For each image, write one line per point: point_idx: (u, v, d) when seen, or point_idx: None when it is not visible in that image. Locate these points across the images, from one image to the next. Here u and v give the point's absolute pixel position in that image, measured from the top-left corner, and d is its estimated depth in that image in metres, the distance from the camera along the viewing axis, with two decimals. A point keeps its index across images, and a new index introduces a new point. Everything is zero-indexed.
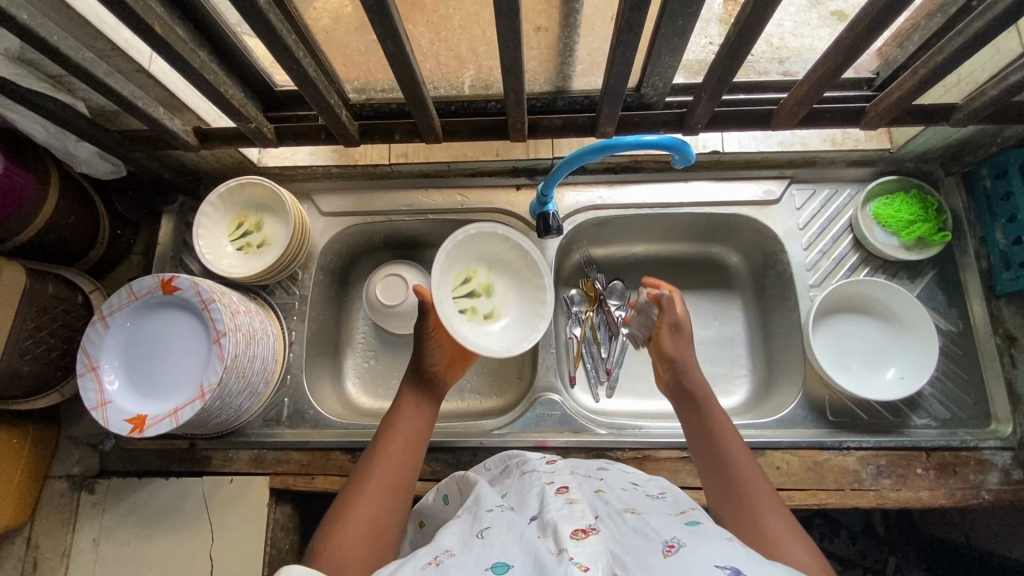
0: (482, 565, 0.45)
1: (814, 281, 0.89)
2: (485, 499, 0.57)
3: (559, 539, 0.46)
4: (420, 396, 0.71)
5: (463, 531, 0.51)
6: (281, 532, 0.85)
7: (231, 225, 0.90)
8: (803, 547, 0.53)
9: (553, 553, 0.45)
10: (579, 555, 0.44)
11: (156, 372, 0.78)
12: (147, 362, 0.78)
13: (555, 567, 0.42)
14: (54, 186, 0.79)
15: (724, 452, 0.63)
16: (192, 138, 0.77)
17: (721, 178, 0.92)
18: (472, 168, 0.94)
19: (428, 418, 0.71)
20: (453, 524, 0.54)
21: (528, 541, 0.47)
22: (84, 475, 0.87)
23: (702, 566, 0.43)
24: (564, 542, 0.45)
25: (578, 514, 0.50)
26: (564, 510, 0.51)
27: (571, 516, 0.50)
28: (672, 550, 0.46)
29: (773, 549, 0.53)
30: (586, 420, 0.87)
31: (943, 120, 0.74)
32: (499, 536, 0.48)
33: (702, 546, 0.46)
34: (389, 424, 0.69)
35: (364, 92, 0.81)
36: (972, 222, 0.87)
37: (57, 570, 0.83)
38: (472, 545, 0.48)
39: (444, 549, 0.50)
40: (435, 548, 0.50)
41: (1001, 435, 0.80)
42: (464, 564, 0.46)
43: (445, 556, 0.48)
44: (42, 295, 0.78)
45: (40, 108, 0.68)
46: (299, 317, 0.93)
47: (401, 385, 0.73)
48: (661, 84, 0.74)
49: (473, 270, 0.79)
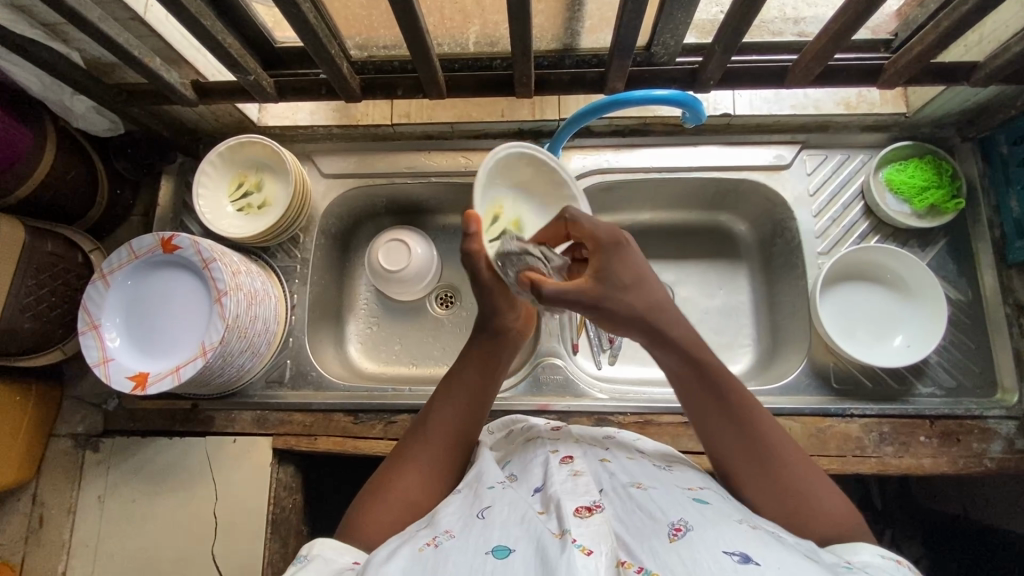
0: (481, 548, 0.45)
1: (823, 249, 0.87)
2: (488, 476, 0.56)
3: (562, 519, 0.46)
4: (484, 355, 0.68)
5: (465, 509, 0.51)
6: (284, 492, 0.85)
7: (231, 185, 0.89)
8: (832, 494, 0.53)
9: (556, 536, 0.45)
10: (582, 537, 0.44)
11: (167, 332, 0.77)
12: (162, 321, 0.77)
13: (559, 553, 0.42)
14: (51, 141, 0.77)
15: (724, 400, 0.57)
16: (190, 92, 0.75)
17: (731, 143, 0.89)
18: (475, 130, 0.92)
19: (495, 376, 0.67)
20: (455, 499, 0.54)
21: (531, 525, 0.46)
22: (88, 434, 0.87)
23: (710, 552, 0.42)
24: (567, 523, 0.46)
25: (583, 490, 0.50)
26: (569, 484, 0.51)
27: (575, 492, 0.50)
28: (678, 534, 0.44)
29: (810, 504, 0.52)
30: (588, 386, 0.87)
31: (963, 80, 0.72)
32: (501, 516, 0.48)
33: (709, 529, 0.45)
34: (447, 381, 0.67)
35: (365, 49, 0.78)
36: (986, 189, 0.85)
37: (63, 525, 0.84)
38: (472, 524, 0.48)
39: (444, 530, 0.49)
40: (436, 528, 0.50)
41: (1006, 405, 0.80)
42: (464, 547, 0.45)
43: (444, 537, 0.48)
44: (41, 253, 0.77)
45: (34, 56, 0.66)
46: (301, 280, 0.92)
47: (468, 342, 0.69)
48: (672, 43, 0.71)
49: (502, 204, 0.68)
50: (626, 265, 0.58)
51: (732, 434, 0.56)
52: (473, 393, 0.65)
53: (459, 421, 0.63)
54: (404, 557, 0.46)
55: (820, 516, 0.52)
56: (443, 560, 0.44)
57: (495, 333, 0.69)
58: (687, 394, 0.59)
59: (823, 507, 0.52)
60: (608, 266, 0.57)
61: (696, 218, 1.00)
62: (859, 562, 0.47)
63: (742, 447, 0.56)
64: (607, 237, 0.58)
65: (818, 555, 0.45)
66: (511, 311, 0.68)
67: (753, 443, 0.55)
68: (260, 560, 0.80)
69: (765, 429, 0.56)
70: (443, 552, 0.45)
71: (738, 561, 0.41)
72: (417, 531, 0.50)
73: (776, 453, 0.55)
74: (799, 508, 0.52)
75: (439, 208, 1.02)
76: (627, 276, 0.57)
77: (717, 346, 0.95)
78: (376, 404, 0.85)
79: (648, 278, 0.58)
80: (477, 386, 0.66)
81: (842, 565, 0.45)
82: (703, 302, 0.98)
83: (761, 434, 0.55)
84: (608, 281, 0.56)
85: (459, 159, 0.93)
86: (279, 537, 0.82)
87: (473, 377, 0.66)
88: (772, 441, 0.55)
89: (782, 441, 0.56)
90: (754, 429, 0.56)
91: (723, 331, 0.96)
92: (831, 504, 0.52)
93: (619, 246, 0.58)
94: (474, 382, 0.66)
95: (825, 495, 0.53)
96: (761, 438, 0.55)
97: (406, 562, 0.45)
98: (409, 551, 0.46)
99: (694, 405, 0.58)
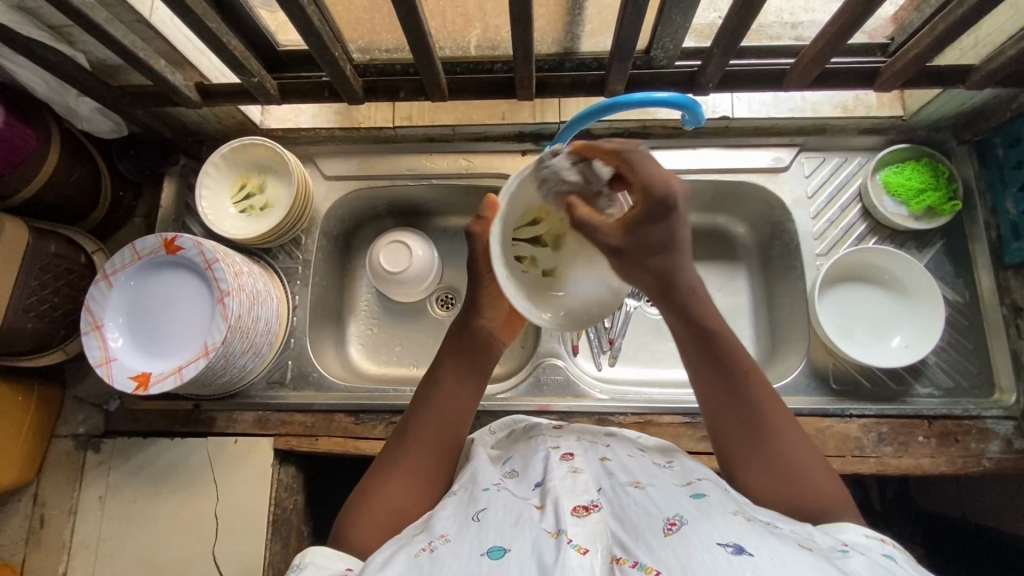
0: (477, 550, 0.45)
1: (821, 250, 0.88)
2: (483, 476, 0.57)
3: (559, 517, 0.47)
4: (463, 354, 0.68)
5: (460, 512, 0.52)
6: (285, 492, 0.85)
7: (234, 187, 0.90)
8: (825, 475, 0.55)
9: (552, 534, 0.45)
10: (578, 536, 0.44)
11: (165, 333, 0.78)
12: (160, 323, 0.78)
13: (556, 554, 0.43)
14: (55, 143, 0.78)
15: (727, 367, 0.58)
16: (194, 94, 0.75)
17: (730, 145, 0.90)
18: (476, 133, 0.93)
19: (476, 375, 0.68)
20: (450, 503, 0.54)
21: (526, 526, 0.47)
22: (89, 434, 0.87)
23: (705, 545, 0.42)
24: (563, 522, 0.46)
25: (581, 488, 0.51)
26: (568, 481, 0.52)
27: (574, 489, 0.50)
28: (672, 528, 0.45)
29: (804, 480, 0.54)
30: (588, 386, 0.87)
31: (959, 83, 0.73)
32: (495, 519, 0.49)
33: (704, 522, 0.45)
34: (429, 381, 0.67)
35: (368, 52, 0.79)
36: (982, 191, 0.86)
37: (64, 526, 0.84)
38: (468, 528, 0.48)
39: (439, 534, 0.49)
40: (432, 532, 0.50)
41: (1003, 405, 0.80)
42: (459, 551, 0.46)
43: (439, 542, 0.48)
44: (45, 253, 0.78)
45: (40, 58, 0.66)
46: (302, 281, 0.92)
47: (444, 343, 0.70)
48: (672, 46, 0.72)
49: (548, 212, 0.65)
50: (659, 225, 0.57)
51: (732, 402, 0.57)
52: (455, 392, 0.66)
53: (439, 426, 0.64)
54: (400, 563, 0.46)
55: (812, 492, 0.54)
56: (438, 565, 0.45)
57: (469, 336, 0.69)
58: (696, 369, 0.59)
59: (821, 488, 0.54)
60: (649, 224, 0.57)
61: (695, 220, 1.00)
62: (849, 542, 0.48)
63: (739, 417, 0.57)
64: (658, 188, 0.56)
65: (814, 542, 0.46)
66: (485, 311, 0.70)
67: (750, 414, 0.57)
68: (261, 561, 0.81)
69: (764, 401, 0.57)
70: (438, 557, 0.45)
71: (732, 553, 0.41)
72: (414, 537, 0.50)
73: (771, 426, 0.56)
74: (791, 485, 0.54)
75: (440, 210, 1.02)
76: (660, 237, 0.57)
77: None
78: (378, 404, 0.85)
79: (679, 245, 0.58)
80: (455, 389, 0.66)
81: (838, 547, 0.46)
82: None
83: (759, 405, 0.57)
84: (634, 239, 0.57)
85: (460, 161, 0.94)
86: (280, 538, 0.83)
87: (450, 381, 0.66)
88: (769, 412, 0.57)
89: (780, 415, 0.57)
90: (752, 399, 0.57)
91: None
92: (827, 486, 0.54)
93: (669, 209, 0.56)
94: (450, 386, 0.66)
95: (817, 472, 0.55)
96: (758, 408, 0.57)
97: (402, 567, 0.45)
98: (405, 556, 0.47)
99: (698, 371, 0.59)
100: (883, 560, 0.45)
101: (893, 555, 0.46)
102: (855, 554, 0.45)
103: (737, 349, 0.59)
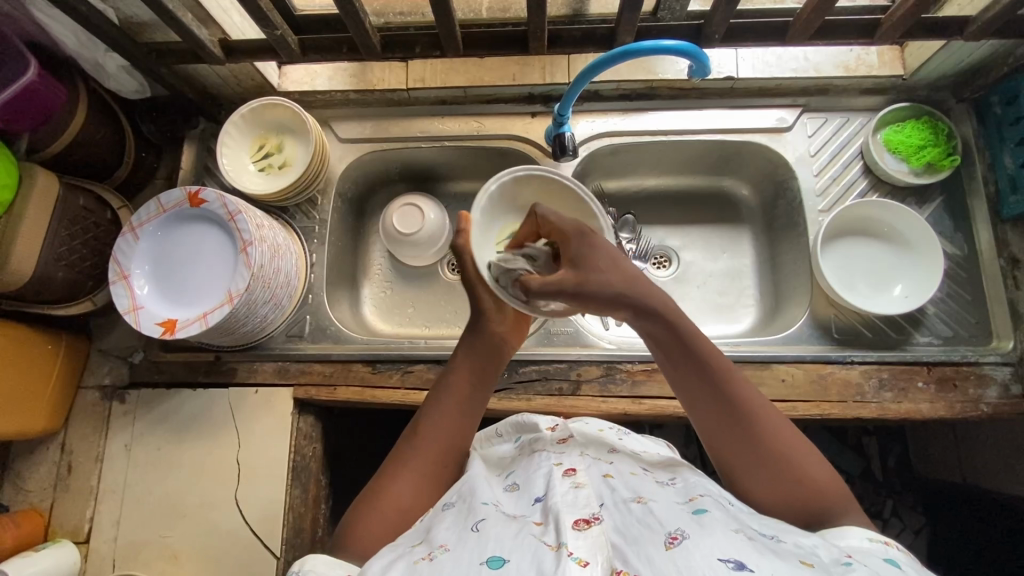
0: (477, 560, 0.46)
1: (824, 206, 0.90)
2: (482, 491, 0.58)
3: (560, 532, 0.48)
4: (471, 359, 0.70)
5: (459, 523, 0.53)
6: (304, 440, 0.88)
7: (253, 147, 0.92)
8: (815, 463, 0.57)
9: (552, 548, 0.46)
10: (578, 550, 0.45)
11: (179, 307, 0.79)
12: (178, 299, 0.79)
13: (557, 565, 0.43)
14: (82, 101, 0.81)
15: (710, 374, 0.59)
16: (218, 50, 0.78)
17: (734, 106, 0.93)
18: (486, 95, 0.95)
19: (480, 382, 0.69)
20: (448, 515, 0.56)
21: (526, 539, 0.48)
22: (115, 385, 0.90)
23: (705, 559, 0.42)
24: (563, 536, 0.47)
25: (582, 503, 0.52)
26: (569, 496, 0.53)
27: (574, 504, 0.52)
28: (674, 542, 0.45)
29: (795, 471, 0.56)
30: (595, 336, 0.90)
31: (956, 35, 0.75)
32: (494, 530, 0.50)
33: (705, 538, 0.45)
34: (443, 377, 0.69)
35: (383, 15, 0.84)
36: (981, 148, 0.88)
37: (91, 473, 0.87)
38: (467, 537, 0.50)
39: (439, 544, 0.50)
40: (432, 543, 0.51)
41: (1002, 351, 0.83)
42: (458, 560, 0.46)
43: (439, 551, 0.49)
44: (73, 206, 0.81)
45: (75, 11, 0.69)
46: (319, 240, 0.95)
47: (456, 346, 0.73)
48: (678, 7, 0.75)
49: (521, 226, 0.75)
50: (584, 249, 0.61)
51: (720, 415, 0.58)
52: (462, 396, 0.67)
53: (449, 423, 0.66)
54: (399, 568, 0.47)
55: (806, 484, 0.55)
56: (438, 572, 0.46)
57: (480, 338, 0.71)
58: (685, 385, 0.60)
59: (811, 476, 0.56)
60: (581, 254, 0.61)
61: (700, 183, 1.04)
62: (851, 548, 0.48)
63: (729, 424, 0.58)
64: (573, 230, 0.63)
65: (816, 556, 0.45)
66: (496, 312, 0.73)
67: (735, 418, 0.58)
68: (281, 504, 0.83)
69: (748, 402, 0.58)
70: (438, 565, 0.46)
71: (732, 568, 0.41)
72: (414, 548, 0.51)
73: (756, 432, 0.57)
74: (795, 487, 0.55)
75: (451, 175, 1.05)
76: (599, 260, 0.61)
77: (719, 305, 0.99)
78: (393, 354, 0.88)
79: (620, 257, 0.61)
80: (469, 388, 0.68)
81: (841, 560, 0.45)
82: (708, 266, 1.01)
83: (744, 406, 0.58)
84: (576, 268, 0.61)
85: (472, 123, 0.96)
86: (299, 483, 0.86)
87: (461, 381, 0.68)
88: (749, 409, 0.58)
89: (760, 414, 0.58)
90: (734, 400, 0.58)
91: (727, 293, 0.99)
92: (820, 475, 0.56)
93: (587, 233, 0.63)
94: (462, 384, 0.68)
95: (805, 457, 0.57)
96: (742, 407, 0.58)
97: (404, 572, 0.46)
98: (406, 563, 0.48)
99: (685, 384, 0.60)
100: (881, 564, 0.45)
101: (895, 560, 0.46)
102: (858, 567, 0.44)
103: (714, 350, 0.60)
